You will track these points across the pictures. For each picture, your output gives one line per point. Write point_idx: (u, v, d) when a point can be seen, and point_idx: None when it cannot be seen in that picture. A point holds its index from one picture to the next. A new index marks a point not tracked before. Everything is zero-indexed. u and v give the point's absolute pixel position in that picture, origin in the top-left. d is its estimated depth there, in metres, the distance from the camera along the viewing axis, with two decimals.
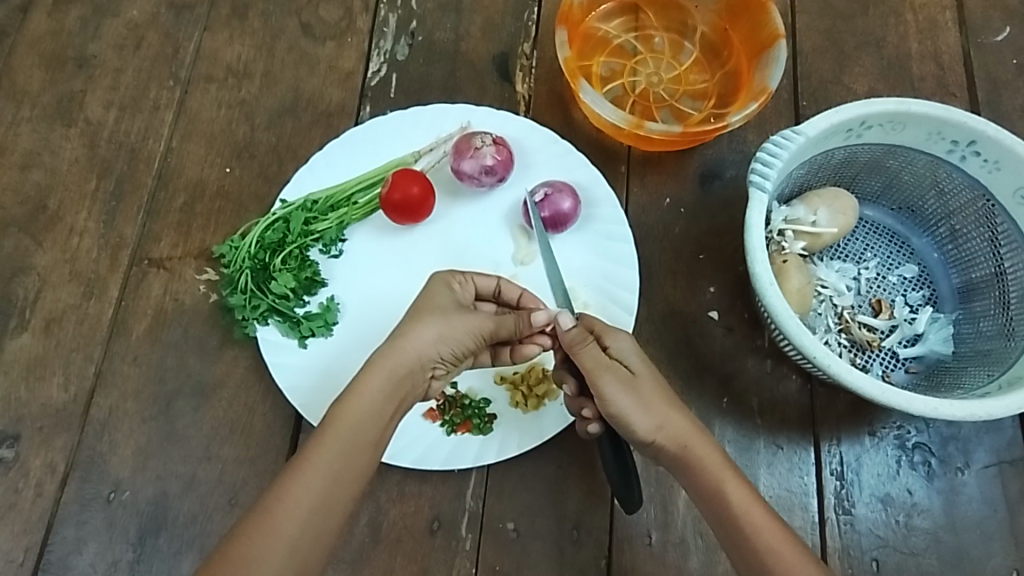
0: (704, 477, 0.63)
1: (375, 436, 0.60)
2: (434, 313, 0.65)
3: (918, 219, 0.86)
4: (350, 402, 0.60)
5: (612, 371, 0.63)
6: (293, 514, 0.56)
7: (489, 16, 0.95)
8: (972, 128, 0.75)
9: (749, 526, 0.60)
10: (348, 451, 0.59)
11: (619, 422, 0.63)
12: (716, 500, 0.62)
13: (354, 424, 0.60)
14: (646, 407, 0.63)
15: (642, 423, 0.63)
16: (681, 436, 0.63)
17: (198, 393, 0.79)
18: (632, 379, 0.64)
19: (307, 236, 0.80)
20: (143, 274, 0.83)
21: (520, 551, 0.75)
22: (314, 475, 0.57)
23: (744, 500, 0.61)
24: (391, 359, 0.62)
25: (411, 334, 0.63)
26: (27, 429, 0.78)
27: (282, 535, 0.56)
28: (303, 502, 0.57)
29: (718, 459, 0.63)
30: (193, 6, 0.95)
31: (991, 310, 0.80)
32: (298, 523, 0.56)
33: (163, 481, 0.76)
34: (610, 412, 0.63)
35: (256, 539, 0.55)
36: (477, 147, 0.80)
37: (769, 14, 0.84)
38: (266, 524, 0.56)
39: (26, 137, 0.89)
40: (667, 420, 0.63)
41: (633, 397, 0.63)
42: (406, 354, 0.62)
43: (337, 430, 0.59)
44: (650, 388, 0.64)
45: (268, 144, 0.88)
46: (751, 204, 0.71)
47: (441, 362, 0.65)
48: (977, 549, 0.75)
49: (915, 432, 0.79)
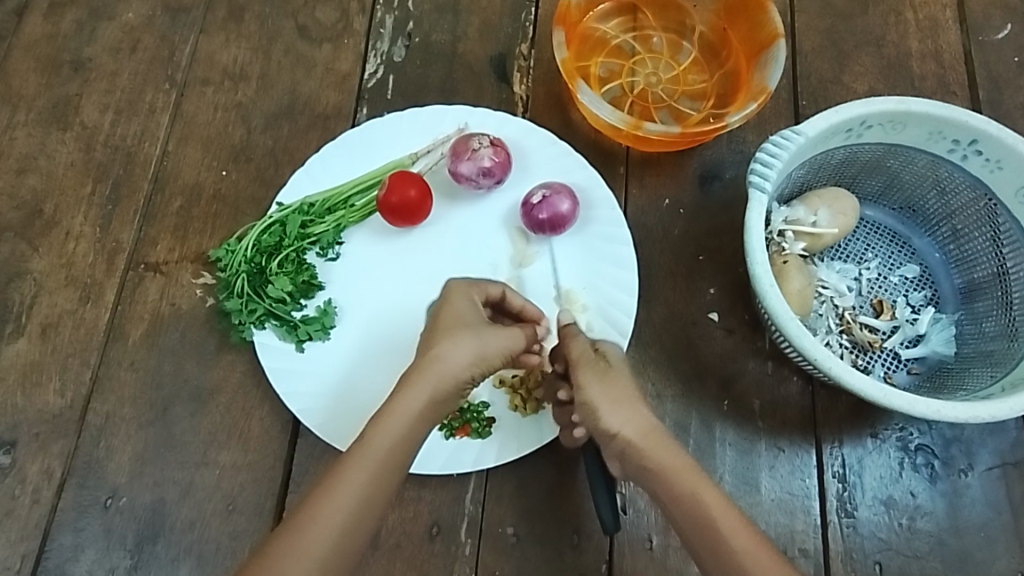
0: (678, 484, 0.62)
1: (408, 456, 0.61)
2: (466, 331, 0.63)
3: (920, 219, 0.85)
4: (386, 422, 0.61)
5: (592, 365, 0.66)
6: (325, 533, 0.57)
7: (486, 17, 0.94)
8: (974, 127, 0.74)
9: (725, 528, 0.59)
10: (381, 471, 0.60)
11: (588, 413, 0.64)
12: (692, 505, 0.61)
13: (389, 445, 0.60)
14: (620, 403, 0.64)
15: (611, 417, 0.64)
16: (651, 434, 0.63)
17: (195, 398, 0.79)
18: (607, 373, 0.66)
19: (304, 240, 0.79)
20: (139, 279, 0.83)
21: (519, 556, 0.74)
22: (348, 493, 0.58)
23: (721, 503, 0.61)
24: (427, 382, 0.61)
25: (449, 359, 0.62)
26: (24, 435, 0.78)
27: (312, 554, 0.56)
28: (336, 521, 0.57)
29: (687, 463, 0.62)
30: (189, 9, 0.95)
31: (994, 310, 0.79)
32: (329, 541, 0.57)
33: (160, 487, 0.76)
34: (581, 400, 0.65)
35: (286, 556, 0.56)
36: (474, 150, 0.79)
37: (768, 13, 0.84)
38: (298, 544, 0.56)
39: (22, 141, 0.88)
40: (637, 417, 0.64)
41: (604, 390, 0.64)
42: (444, 378, 0.62)
43: (372, 450, 0.60)
44: (620, 382, 0.65)
45: (265, 147, 0.88)
46: (750, 205, 0.71)
47: (474, 383, 0.64)
48: (981, 552, 0.75)
49: (918, 434, 0.78)
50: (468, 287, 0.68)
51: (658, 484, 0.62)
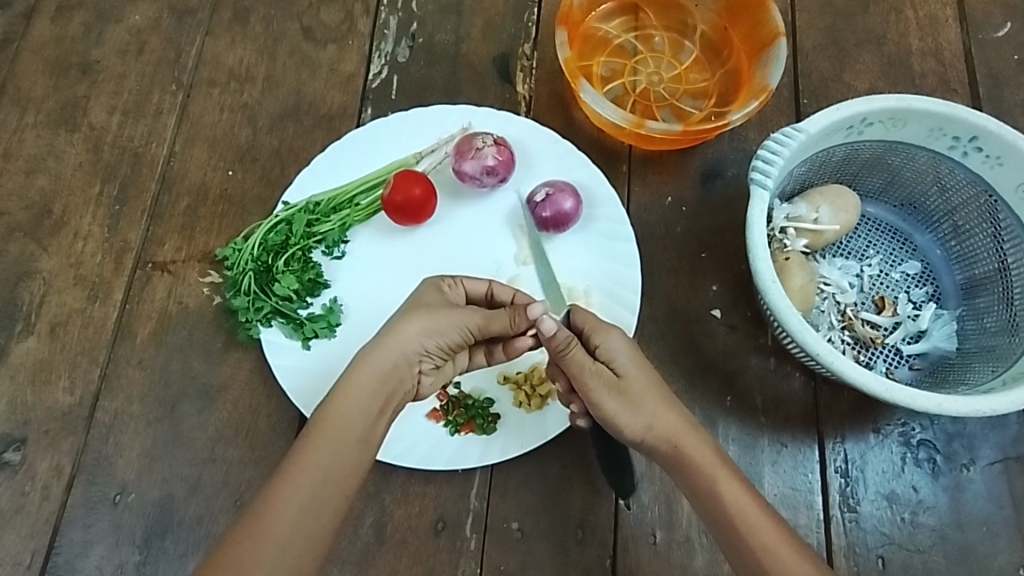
0: (698, 478, 0.62)
1: (365, 432, 0.60)
2: (418, 309, 0.64)
3: (921, 216, 0.85)
4: (336, 401, 0.60)
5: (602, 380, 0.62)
6: (284, 517, 0.57)
7: (489, 18, 0.95)
8: (974, 123, 0.75)
9: (744, 525, 0.60)
10: (338, 452, 0.59)
11: (608, 423, 0.64)
12: (712, 501, 0.62)
13: (341, 423, 0.60)
14: (636, 408, 0.63)
15: (631, 422, 0.63)
16: (673, 435, 0.63)
17: (203, 395, 0.79)
18: (619, 383, 0.63)
19: (309, 239, 0.80)
20: (147, 278, 0.84)
21: (525, 551, 0.75)
22: (304, 477, 0.58)
23: (742, 500, 0.61)
24: (375, 358, 0.61)
25: (396, 329, 0.62)
26: (34, 432, 0.79)
27: (275, 537, 0.56)
28: (295, 507, 0.57)
29: (712, 458, 0.63)
30: (195, 12, 0.96)
31: (995, 305, 0.80)
32: (288, 524, 0.57)
33: (168, 484, 0.77)
34: (600, 415, 0.63)
35: (247, 543, 0.56)
36: (478, 148, 0.80)
37: (769, 12, 0.85)
38: (256, 530, 0.57)
39: (31, 143, 0.89)
40: (658, 417, 0.63)
41: (620, 400, 0.63)
42: (391, 350, 0.62)
43: (324, 430, 0.59)
44: (640, 390, 0.63)
45: (271, 147, 0.89)
46: (751, 202, 0.71)
47: (428, 355, 0.64)
48: (984, 546, 0.75)
49: (920, 429, 0.79)
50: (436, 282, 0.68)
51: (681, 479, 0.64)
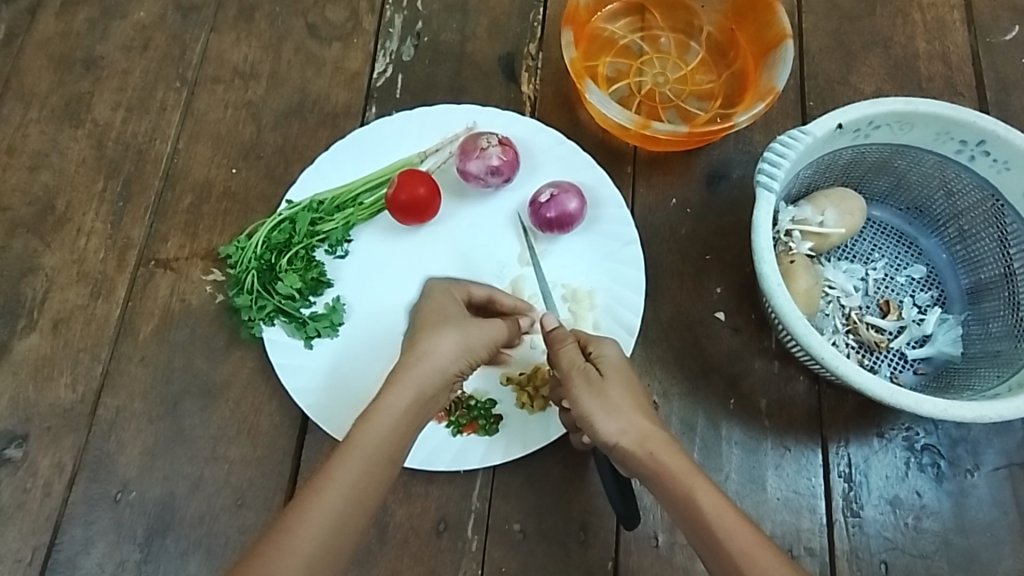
0: (673, 484, 0.59)
1: (398, 453, 0.60)
2: (449, 325, 0.66)
3: (926, 219, 0.85)
4: (373, 419, 0.60)
5: (584, 377, 0.66)
6: (314, 531, 0.55)
7: (495, 17, 0.95)
8: (981, 127, 0.75)
9: (719, 527, 0.56)
10: (369, 468, 0.58)
11: (585, 424, 0.64)
12: (687, 508, 0.58)
13: (376, 439, 0.59)
14: (614, 412, 0.64)
15: (607, 426, 0.63)
16: (646, 441, 0.62)
17: (205, 393, 0.79)
18: (600, 382, 0.65)
19: (313, 237, 0.80)
20: (150, 275, 0.84)
21: (526, 552, 0.75)
22: (336, 492, 0.57)
23: (716, 502, 0.58)
24: (413, 375, 0.62)
25: (433, 348, 0.63)
26: (35, 429, 0.78)
27: (304, 551, 0.54)
28: (326, 521, 0.56)
29: (687, 466, 0.60)
30: (200, 8, 0.95)
31: (1001, 310, 0.79)
32: (319, 538, 0.55)
33: (170, 481, 0.77)
34: (579, 413, 0.65)
35: (272, 554, 0.54)
36: (483, 148, 0.80)
37: (775, 14, 0.84)
38: (284, 544, 0.54)
39: (35, 138, 0.89)
40: (632, 424, 0.63)
41: (598, 399, 0.64)
42: (430, 371, 0.63)
43: (359, 444, 0.59)
44: (618, 390, 0.65)
45: (275, 145, 0.89)
46: (757, 205, 0.71)
47: (460, 374, 0.65)
48: (987, 551, 0.75)
49: (924, 434, 0.79)
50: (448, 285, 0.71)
51: (657, 488, 0.60)
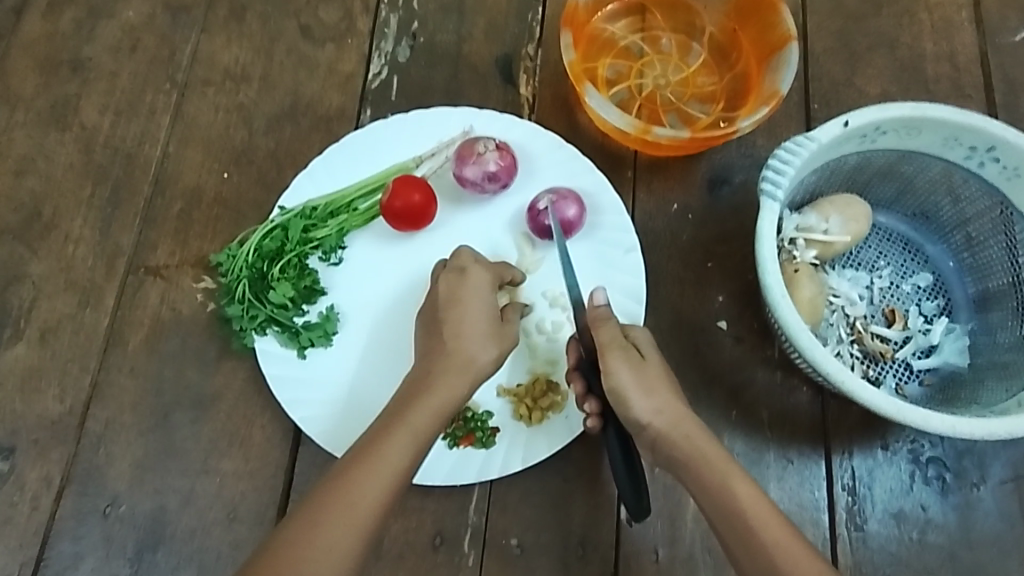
0: (708, 474, 0.61)
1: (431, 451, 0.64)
2: (492, 333, 0.68)
3: (933, 226, 0.83)
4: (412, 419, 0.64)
5: (625, 351, 0.64)
6: (351, 527, 0.59)
7: (492, 17, 0.92)
8: (992, 133, 0.73)
9: (754, 520, 0.59)
10: (401, 468, 0.62)
11: (618, 399, 0.63)
12: (721, 500, 0.60)
13: (412, 440, 0.63)
14: (652, 392, 0.63)
15: (641, 403, 0.63)
16: (680, 426, 0.63)
17: (196, 404, 0.78)
18: (640, 361, 0.65)
19: (306, 245, 0.77)
20: (139, 283, 0.82)
21: (524, 567, 0.73)
22: (372, 488, 0.60)
23: (752, 495, 0.60)
24: (456, 382, 0.65)
25: (476, 358, 0.67)
26: (22, 442, 0.77)
27: (341, 546, 0.58)
28: (363, 515, 0.59)
29: (722, 457, 0.62)
30: (190, 8, 0.93)
31: (1009, 320, 0.78)
32: (354, 534, 0.58)
33: (160, 495, 0.75)
34: (611, 386, 0.63)
35: (309, 544, 0.58)
36: (479, 153, 0.78)
37: (780, 15, 0.82)
38: (322, 537, 0.58)
39: (21, 142, 0.87)
40: (667, 405, 0.63)
41: (635, 376, 0.63)
42: (470, 378, 0.66)
43: (394, 445, 0.62)
44: (655, 371, 0.65)
45: (267, 149, 0.87)
46: (762, 213, 0.69)
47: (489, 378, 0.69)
48: (993, 566, 0.74)
49: (929, 446, 0.77)
50: (494, 275, 0.72)
51: (688, 478, 0.62)
